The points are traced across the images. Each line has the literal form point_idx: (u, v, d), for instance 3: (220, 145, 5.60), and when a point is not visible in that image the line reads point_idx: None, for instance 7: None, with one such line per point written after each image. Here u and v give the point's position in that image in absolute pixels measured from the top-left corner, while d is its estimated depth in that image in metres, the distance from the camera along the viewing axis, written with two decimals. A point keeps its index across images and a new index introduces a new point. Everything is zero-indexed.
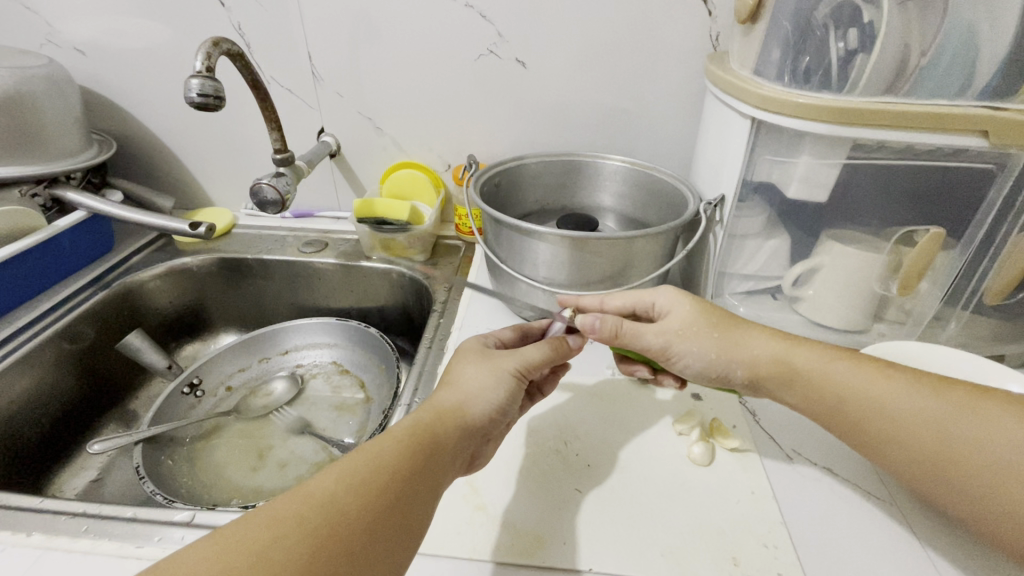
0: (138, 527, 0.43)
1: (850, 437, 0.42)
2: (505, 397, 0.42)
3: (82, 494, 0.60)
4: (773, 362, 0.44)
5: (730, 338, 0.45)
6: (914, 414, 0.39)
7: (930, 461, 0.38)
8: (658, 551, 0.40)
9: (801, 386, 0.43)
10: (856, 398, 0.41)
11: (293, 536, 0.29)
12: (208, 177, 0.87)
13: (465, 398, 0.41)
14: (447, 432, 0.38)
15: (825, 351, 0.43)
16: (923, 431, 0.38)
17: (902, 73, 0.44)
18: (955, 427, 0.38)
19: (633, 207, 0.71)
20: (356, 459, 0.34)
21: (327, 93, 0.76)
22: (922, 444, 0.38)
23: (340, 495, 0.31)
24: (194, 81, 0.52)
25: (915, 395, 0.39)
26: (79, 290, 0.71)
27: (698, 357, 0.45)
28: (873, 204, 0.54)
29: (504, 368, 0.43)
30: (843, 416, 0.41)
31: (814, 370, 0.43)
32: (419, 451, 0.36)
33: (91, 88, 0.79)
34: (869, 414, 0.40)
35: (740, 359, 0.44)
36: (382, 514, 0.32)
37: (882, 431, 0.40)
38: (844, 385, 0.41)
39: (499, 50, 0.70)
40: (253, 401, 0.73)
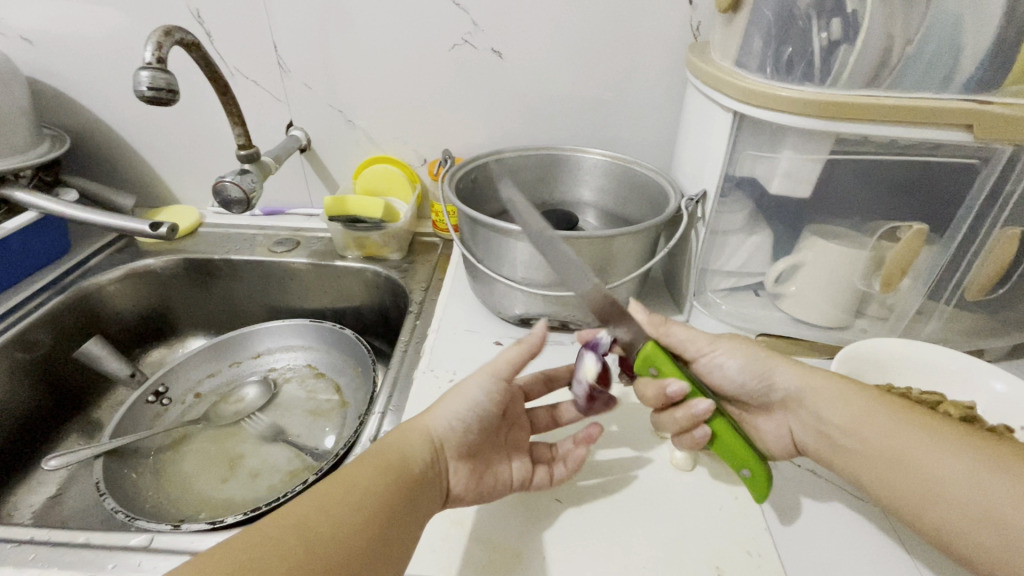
0: (91, 553, 0.40)
1: (875, 482, 0.39)
2: (467, 411, 0.39)
3: (40, 513, 0.57)
4: (804, 391, 0.43)
5: (766, 359, 0.45)
6: (946, 465, 0.36)
7: (965, 517, 0.34)
8: (641, 563, 0.39)
9: (828, 420, 0.42)
10: (885, 438, 0.39)
11: (270, 556, 0.29)
12: (171, 174, 0.83)
13: (430, 417, 0.40)
14: (416, 455, 0.37)
15: (861, 389, 0.42)
16: (959, 484, 0.35)
17: (886, 65, 0.43)
18: (994, 487, 0.34)
19: (613, 203, 0.69)
20: (334, 482, 0.34)
21: (295, 85, 0.73)
22: (957, 496, 0.35)
23: (317, 517, 0.32)
24: (144, 74, 0.49)
25: (952, 445, 0.36)
26: (32, 296, 0.67)
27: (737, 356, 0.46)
28: (856, 199, 0.53)
29: (476, 375, 0.40)
30: (870, 455, 0.39)
31: (838, 405, 0.41)
32: (390, 473, 0.36)
33: (40, 79, 0.74)
34: (898, 454, 0.38)
35: (770, 377, 0.45)
36: (361, 536, 0.32)
37: (911, 474, 0.37)
38: (872, 425, 0.39)
39: (474, 40, 0.68)
40: (222, 408, 0.70)
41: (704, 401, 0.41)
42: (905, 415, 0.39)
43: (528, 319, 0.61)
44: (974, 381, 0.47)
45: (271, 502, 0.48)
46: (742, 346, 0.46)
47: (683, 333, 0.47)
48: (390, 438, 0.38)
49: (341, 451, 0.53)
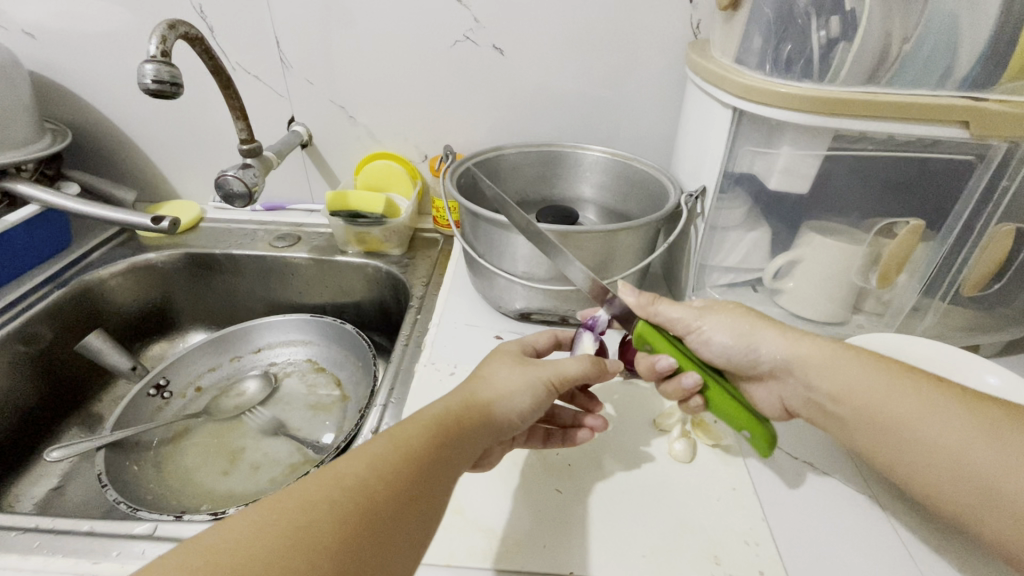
0: (95, 542, 0.40)
1: (872, 445, 0.39)
2: (533, 404, 0.40)
3: (42, 504, 0.57)
4: (794, 359, 0.43)
5: (754, 328, 0.45)
6: (939, 429, 0.36)
7: (957, 479, 0.35)
8: (640, 552, 0.39)
9: (820, 386, 0.42)
10: (879, 403, 0.38)
11: (327, 521, 0.27)
12: (172, 169, 0.83)
13: (494, 397, 0.38)
14: (471, 432, 0.36)
15: (853, 352, 0.41)
16: (951, 448, 0.35)
17: (884, 62, 0.43)
18: (986, 449, 0.34)
19: (613, 199, 0.69)
20: (386, 446, 0.31)
21: (297, 80, 0.73)
22: (949, 459, 0.35)
23: (372, 482, 0.29)
24: (148, 67, 0.49)
25: (947, 408, 0.36)
26: (34, 289, 0.67)
27: (726, 331, 0.45)
28: (853, 196, 0.53)
29: (537, 376, 0.40)
30: (864, 420, 0.39)
31: (830, 372, 0.41)
32: (443, 443, 0.34)
33: (42, 74, 0.74)
34: (891, 419, 0.38)
35: (760, 347, 0.44)
36: (412, 507, 0.30)
37: (905, 440, 0.37)
38: (866, 390, 0.39)
39: (476, 37, 0.68)
40: (224, 402, 0.70)
41: (691, 374, 0.44)
42: (900, 377, 0.38)
43: (528, 313, 0.62)
44: (968, 376, 0.48)
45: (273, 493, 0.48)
46: (730, 317, 0.46)
47: (676, 309, 0.47)
48: (450, 405, 0.36)
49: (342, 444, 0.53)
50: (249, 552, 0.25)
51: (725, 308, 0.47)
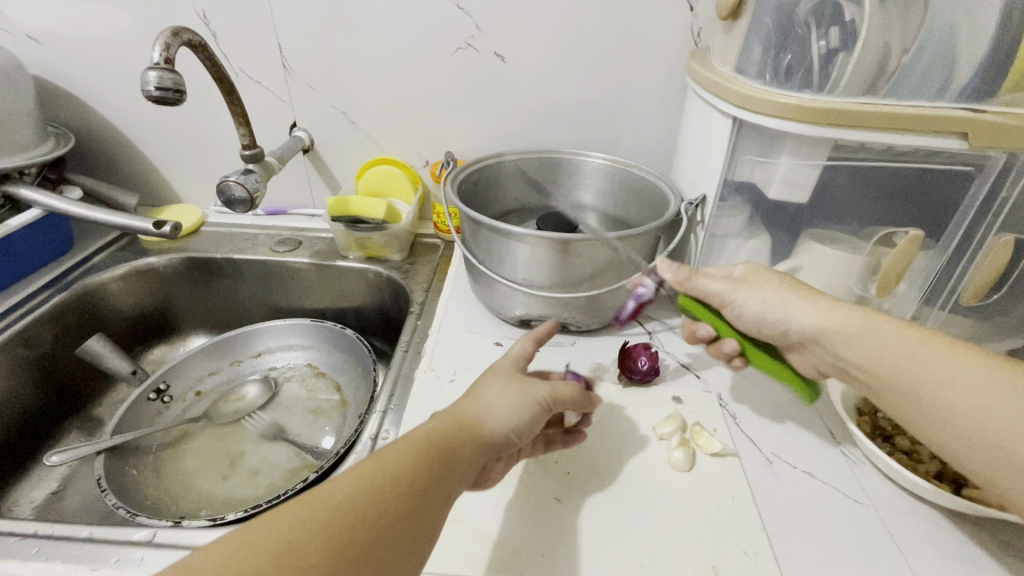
0: (94, 547, 0.40)
1: (903, 414, 0.38)
2: (528, 420, 0.40)
3: (41, 509, 0.58)
4: (823, 328, 0.43)
5: (788, 298, 0.45)
6: (968, 391, 0.34)
7: (986, 443, 0.33)
8: (639, 561, 0.39)
9: (851, 353, 0.41)
10: (907, 368, 0.37)
11: (313, 541, 0.27)
12: (174, 173, 0.83)
13: (485, 415, 0.38)
14: (465, 454, 0.36)
15: (881, 320, 0.40)
16: (980, 411, 0.34)
17: (883, 73, 0.44)
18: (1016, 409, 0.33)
19: (614, 206, 0.70)
20: (376, 464, 0.32)
21: (299, 86, 0.73)
22: (977, 421, 0.34)
23: (361, 503, 0.30)
24: (152, 74, 0.49)
25: (977, 372, 0.35)
26: (36, 292, 0.68)
27: (758, 301, 0.46)
28: (853, 205, 0.53)
29: (531, 394, 0.41)
30: (893, 388, 0.38)
31: (860, 340, 0.40)
32: (433, 464, 0.33)
33: (46, 78, 0.75)
34: (918, 382, 0.37)
35: (791, 317, 0.45)
36: (400, 533, 0.30)
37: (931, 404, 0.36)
38: (896, 357, 0.38)
39: (478, 44, 0.68)
40: (223, 407, 0.70)
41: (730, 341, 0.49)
42: (925, 343, 0.38)
43: (528, 320, 0.62)
44: None
45: (272, 498, 0.48)
46: (762, 289, 0.46)
47: (712, 283, 0.49)
48: (441, 427, 0.36)
49: (340, 450, 0.53)
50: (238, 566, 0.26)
51: (761, 279, 0.47)
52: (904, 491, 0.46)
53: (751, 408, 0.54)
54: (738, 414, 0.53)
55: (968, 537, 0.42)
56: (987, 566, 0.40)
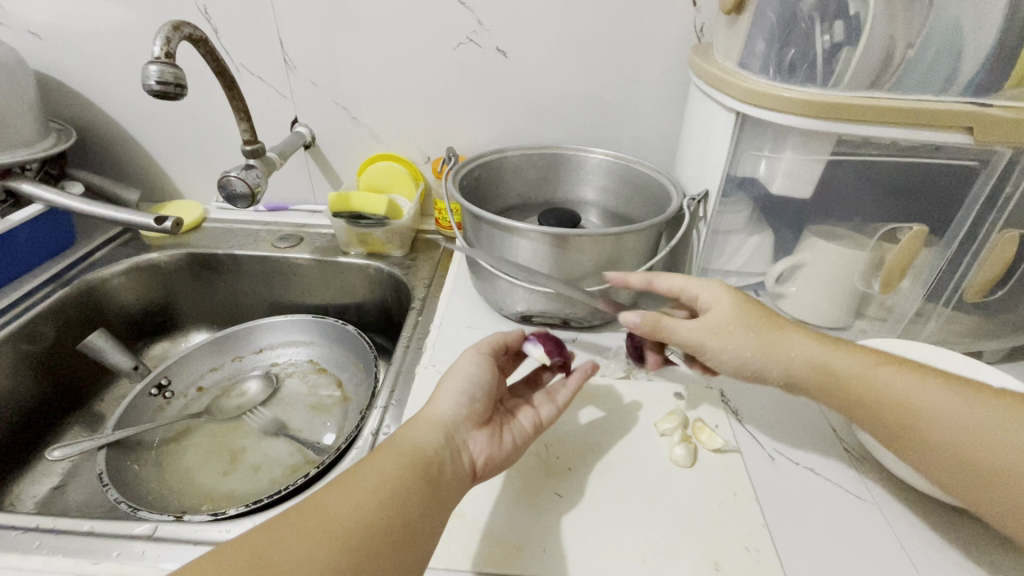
0: (97, 541, 0.41)
1: (901, 446, 0.39)
2: (477, 388, 0.43)
3: (43, 503, 0.58)
4: (813, 369, 0.42)
5: (775, 337, 0.43)
6: (962, 420, 0.37)
7: (985, 471, 0.36)
8: (640, 557, 0.39)
9: (846, 391, 0.41)
10: (905, 402, 0.39)
11: (290, 543, 0.30)
12: (176, 169, 0.83)
13: (437, 402, 0.42)
14: (427, 438, 0.38)
15: (889, 366, 0.40)
16: (980, 438, 0.36)
17: (888, 67, 0.43)
18: (1008, 434, 0.35)
19: (616, 202, 0.69)
20: (347, 474, 0.35)
21: (300, 82, 0.73)
22: (975, 448, 0.36)
23: (333, 505, 0.32)
24: (153, 68, 0.49)
25: (963, 399, 0.37)
26: (37, 288, 0.68)
27: (736, 352, 0.44)
28: (857, 201, 0.53)
29: (468, 363, 0.45)
30: (893, 423, 0.39)
31: (854, 377, 0.41)
32: (399, 456, 0.36)
33: (47, 74, 0.74)
34: (917, 417, 0.38)
35: (778, 362, 0.43)
36: (379, 520, 0.32)
37: (931, 438, 0.38)
38: (894, 391, 0.39)
39: (479, 39, 0.68)
40: (224, 403, 0.70)
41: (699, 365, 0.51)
42: (943, 392, 0.38)
43: (530, 316, 0.62)
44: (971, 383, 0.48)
45: (274, 493, 0.48)
46: (740, 319, 0.44)
47: (692, 329, 0.45)
48: (402, 427, 0.39)
49: (341, 446, 0.53)
50: (219, 573, 0.28)
51: (736, 318, 0.44)
52: (907, 487, 0.46)
53: (753, 404, 0.53)
54: (740, 411, 0.52)
55: (973, 534, 0.42)
56: (991, 562, 0.40)
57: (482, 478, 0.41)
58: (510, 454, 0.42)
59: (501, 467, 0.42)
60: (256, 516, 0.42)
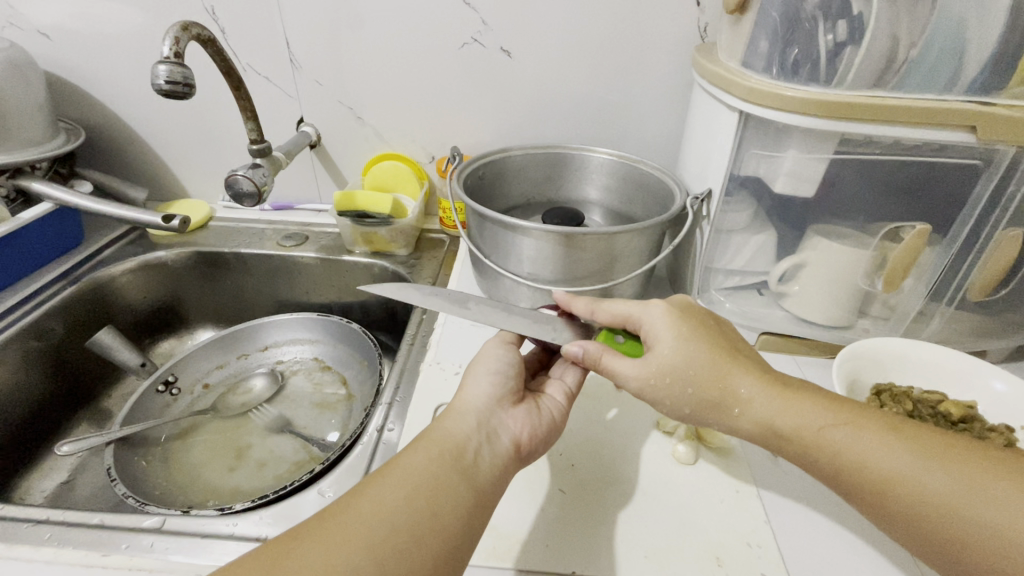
0: (106, 533, 0.41)
1: (858, 508, 0.36)
2: (502, 377, 0.43)
3: (52, 497, 0.58)
4: (761, 427, 0.38)
5: (718, 391, 0.39)
6: (922, 487, 0.33)
7: (947, 542, 0.32)
8: (642, 553, 0.40)
9: (795, 450, 0.37)
10: (860, 464, 0.35)
11: (315, 544, 0.30)
12: (183, 168, 0.84)
13: (465, 393, 0.42)
14: (458, 429, 0.38)
15: (855, 418, 0.36)
16: (939, 508, 0.32)
17: (891, 67, 0.43)
18: (974, 506, 0.31)
19: (619, 201, 0.70)
20: (381, 469, 0.35)
21: (306, 82, 0.74)
22: (935, 519, 0.32)
23: (362, 504, 0.32)
24: (162, 68, 0.50)
25: (922, 462, 0.33)
26: (47, 285, 0.69)
27: (677, 401, 0.40)
28: (860, 201, 0.53)
29: (491, 353, 0.45)
30: (848, 484, 0.36)
31: (808, 436, 0.37)
32: (431, 448, 0.36)
33: (56, 73, 0.75)
34: (874, 481, 0.34)
35: (724, 418, 0.39)
36: (408, 514, 0.32)
37: (889, 505, 0.34)
38: (849, 453, 0.35)
39: (484, 39, 0.69)
40: (230, 399, 0.71)
41: None
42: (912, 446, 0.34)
43: None
44: (974, 381, 0.48)
45: (279, 488, 0.49)
46: (682, 367, 0.39)
47: (630, 372, 0.40)
48: (435, 420, 0.39)
49: (345, 442, 0.53)
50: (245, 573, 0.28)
51: (683, 364, 0.39)
52: None
53: None
54: None
55: None
56: None
57: (528, 453, 0.41)
58: (549, 425, 0.43)
59: (542, 442, 0.42)
60: (263, 510, 0.43)
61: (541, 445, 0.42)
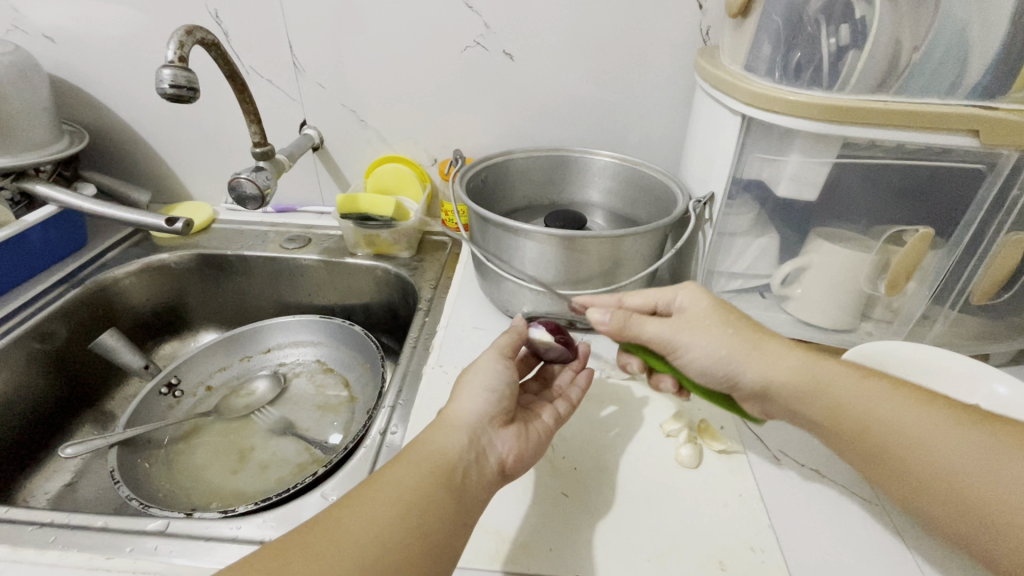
0: (110, 536, 0.41)
1: (865, 461, 0.40)
2: (497, 392, 0.43)
3: (55, 500, 0.59)
4: (784, 381, 0.42)
5: (758, 343, 0.44)
6: (938, 435, 0.36)
7: (943, 486, 0.35)
8: (646, 556, 0.40)
9: (824, 399, 0.41)
10: (870, 416, 0.39)
11: (300, 562, 0.30)
12: (186, 171, 0.84)
13: (458, 407, 0.41)
14: (450, 446, 0.38)
15: (870, 380, 0.41)
16: (943, 456, 0.36)
17: (894, 70, 0.43)
18: (972, 452, 0.35)
19: (621, 204, 0.70)
20: (371, 484, 0.35)
21: (309, 85, 0.74)
22: (948, 463, 0.35)
23: (349, 522, 0.32)
24: (166, 72, 0.50)
25: (933, 416, 0.37)
26: (50, 287, 0.69)
27: (705, 356, 0.44)
28: (863, 204, 0.53)
29: (486, 366, 0.45)
30: (867, 430, 0.39)
31: (824, 390, 0.41)
32: (423, 465, 0.36)
33: (60, 77, 0.76)
34: (893, 427, 0.38)
35: (757, 365, 0.43)
36: (395, 535, 0.32)
37: (903, 449, 0.37)
38: (875, 401, 0.39)
39: (486, 42, 0.69)
40: (232, 401, 0.71)
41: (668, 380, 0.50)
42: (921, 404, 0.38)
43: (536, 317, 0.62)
44: (978, 385, 0.48)
45: (283, 491, 0.49)
46: (715, 325, 0.44)
47: (659, 328, 0.46)
48: (427, 434, 0.39)
49: (348, 445, 0.53)
50: None
51: (705, 326, 0.45)
52: None
53: None
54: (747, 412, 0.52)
55: None
56: None
57: (512, 473, 0.41)
58: (536, 447, 0.43)
59: (527, 465, 0.43)
60: (266, 513, 0.43)
61: (525, 466, 0.43)
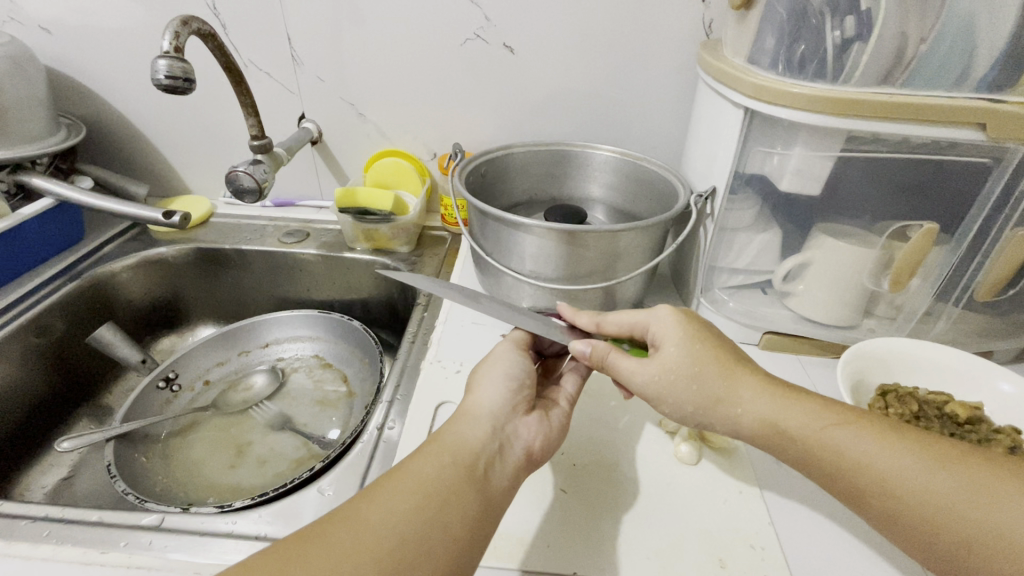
0: (105, 531, 0.41)
1: (854, 509, 0.36)
2: (516, 382, 0.43)
3: (52, 494, 0.58)
4: (761, 426, 0.38)
5: (722, 388, 0.39)
6: (927, 489, 0.32)
7: (946, 543, 0.31)
8: (646, 554, 0.39)
9: (800, 451, 0.37)
10: (860, 465, 0.34)
11: (321, 552, 0.29)
12: (184, 164, 0.84)
13: (476, 398, 0.41)
14: (470, 434, 0.38)
15: (857, 421, 0.36)
16: (942, 509, 0.31)
17: (900, 62, 0.43)
18: (975, 506, 0.31)
19: (621, 198, 0.69)
20: (389, 476, 0.34)
21: (308, 78, 0.73)
22: (939, 520, 0.31)
23: (368, 513, 0.31)
24: (162, 62, 0.49)
25: (927, 464, 0.33)
26: (48, 281, 0.68)
27: (675, 406, 0.40)
28: (867, 199, 0.53)
29: (501, 357, 0.45)
30: (848, 486, 0.35)
31: (808, 436, 0.36)
32: (440, 455, 0.36)
33: (57, 69, 0.75)
34: (875, 483, 0.34)
35: (721, 415, 0.39)
36: (417, 523, 0.31)
37: (888, 506, 0.33)
38: (854, 453, 0.34)
39: (486, 35, 0.68)
40: (231, 396, 0.71)
41: None
42: (914, 449, 0.34)
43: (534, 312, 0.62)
44: (981, 382, 0.48)
45: (280, 486, 0.48)
46: (688, 365, 0.40)
47: (635, 372, 0.41)
48: (442, 427, 0.39)
49: (346, 440, 0.53)
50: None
51: (680, 369, 0.40)
52: None
53: None
54: None
55: None
56: None
57: (539, 459, 0.41)
58: (559, 433, 0.43)
59: (553, 449, 0.43)
60: (262, 508, 0.43)
61: (550, 454, 0.43)
